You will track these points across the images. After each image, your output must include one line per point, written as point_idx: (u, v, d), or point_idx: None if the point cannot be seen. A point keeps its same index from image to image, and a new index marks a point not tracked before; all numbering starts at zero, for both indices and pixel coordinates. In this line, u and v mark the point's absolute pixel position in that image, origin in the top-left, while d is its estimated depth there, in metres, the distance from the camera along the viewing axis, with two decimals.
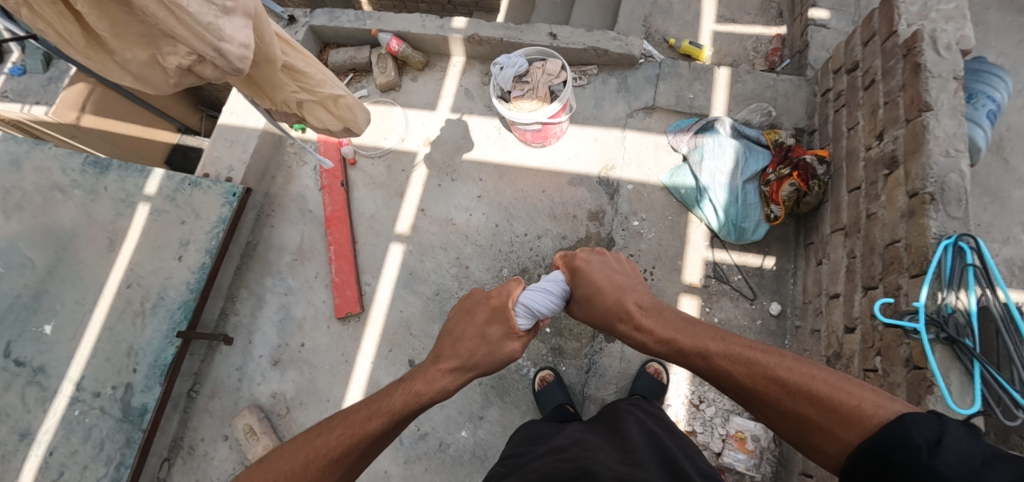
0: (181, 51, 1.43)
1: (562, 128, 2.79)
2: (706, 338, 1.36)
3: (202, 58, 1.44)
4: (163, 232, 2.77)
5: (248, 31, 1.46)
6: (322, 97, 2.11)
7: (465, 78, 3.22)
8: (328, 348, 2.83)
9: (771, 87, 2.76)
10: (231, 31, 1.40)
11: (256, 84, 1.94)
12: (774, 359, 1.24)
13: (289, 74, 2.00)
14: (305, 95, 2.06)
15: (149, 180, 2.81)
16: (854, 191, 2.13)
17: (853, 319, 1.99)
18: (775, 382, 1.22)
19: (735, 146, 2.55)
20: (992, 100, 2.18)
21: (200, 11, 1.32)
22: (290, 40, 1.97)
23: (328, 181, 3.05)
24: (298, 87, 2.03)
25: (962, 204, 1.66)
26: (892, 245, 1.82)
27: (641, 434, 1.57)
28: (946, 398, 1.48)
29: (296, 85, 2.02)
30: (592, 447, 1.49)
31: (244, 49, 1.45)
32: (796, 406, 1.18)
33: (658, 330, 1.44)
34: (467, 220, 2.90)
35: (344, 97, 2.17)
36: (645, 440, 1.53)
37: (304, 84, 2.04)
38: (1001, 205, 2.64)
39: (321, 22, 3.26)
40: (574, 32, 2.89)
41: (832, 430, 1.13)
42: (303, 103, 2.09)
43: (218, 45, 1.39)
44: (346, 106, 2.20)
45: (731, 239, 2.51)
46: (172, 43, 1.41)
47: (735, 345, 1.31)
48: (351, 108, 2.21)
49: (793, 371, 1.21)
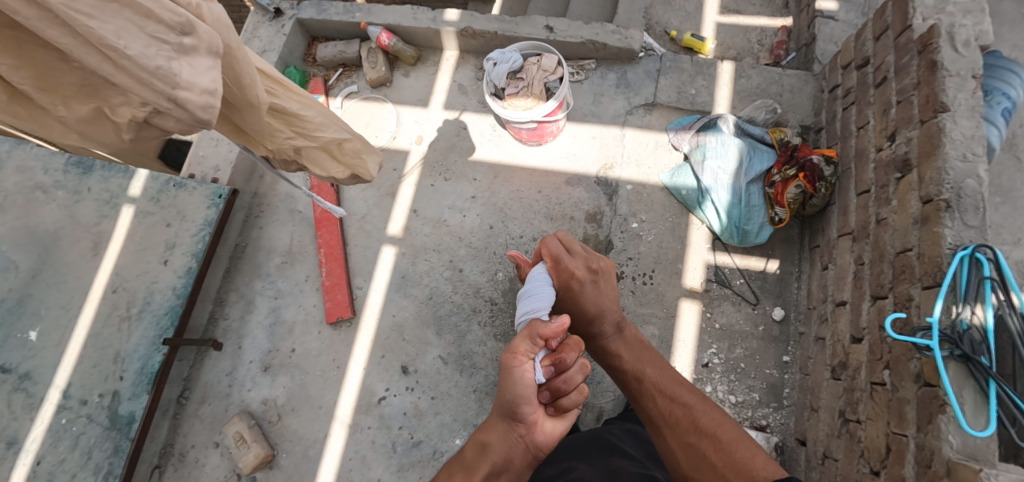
0: (134, 101, 1.20)
1: (559, 126, 2.69)
2: (648, 367, 1.69)
3: (159, 110, 1.20)
4: (148, 234, 2.70)
5: (214, 73, 1.23)
6: (322, 143, 1.96)
7: (458, 73, 3.12)
8: (319, 353, 2.76)
9: (776, 83, 2.67)
10: (189, 75, 1.18)
11: (245, 133, 1.78)
12: (694, 401, 1.50)
13: (283, 118, 1.83)
14: (301, 141, 1.90)
15: (132, 181, 2.74)
16: (863, 194, 2.04)
17: (860, 328, 1.91)
18: (689, 421, 1.45)
19: (739, 146, 2.46)
20: (1007, 97, 2.08)
21: (145, 53, 1.09)
22: (280, 79, 1.79)
23: (317, 181, 2.97)
24: (293, 133, 1.87)
25: (979, 212, 1.57)
26: (904, 253, 1.74)
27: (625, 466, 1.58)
28: (958, 418, 1.40)
29: (292, 131, 1.86)
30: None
31: (208, 96, 1.22)
32: (697, 442, 1.39)
33: (619, 353, 1.80)
34: (460, 221, 2.81)
35: (347, 141, 2.05)
36: (630, 473, 1.52)
37: (301, 129, 1.88)
38: (1013, 205, 2.55)
39: (309, 15, 3.16)
40: (571, 26, 2.78)
41: (725, 473, 1.29)
42: (300, 149, 1.95)
43: (173, 93, 1.16)
44: (350, 150, 2.07)
45: (733, 242, 2.43)
46: (122, 93, 1.19)
47: (670, 382, 1.60)
48: (356, 153, 2.11)
49: (705, 416, 1.44)
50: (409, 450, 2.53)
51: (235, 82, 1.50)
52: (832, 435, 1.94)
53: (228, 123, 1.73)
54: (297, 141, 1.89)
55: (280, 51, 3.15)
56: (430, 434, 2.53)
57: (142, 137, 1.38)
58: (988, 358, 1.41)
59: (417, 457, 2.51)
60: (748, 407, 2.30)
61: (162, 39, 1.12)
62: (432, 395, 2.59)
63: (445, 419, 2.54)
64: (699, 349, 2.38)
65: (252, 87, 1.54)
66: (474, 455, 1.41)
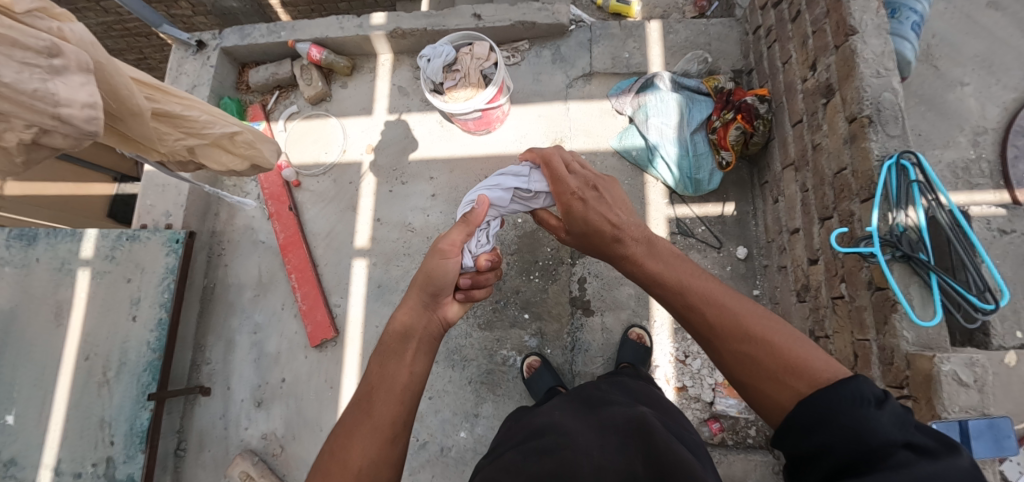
0: (18, 126, 1.21)
1: (503, 111, 2.71)
2: (684, 272, 1.36)
3: (46, 128, 1.25)
4: (111, 294, 2.60)
5: (90, 88, 1.28)
6: (213, 139, 1.90)
7: (396, 75, 3.10)
8: (310, 377, 2.75)
9: (703, 33, 2.75)
10: (66, 93, 1.24)
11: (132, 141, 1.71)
12: (739, 305, 1.22)
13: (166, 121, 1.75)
14: (193, 140, 1.83)
15: (83, 244, 2.60)
16: (797, 124, 2.14)
17: (815, 250, 2.01)
18: (738, 326, 1.19)
19: (677, 99, 2.53)
20: (916, 12, 2.18)
21: (19, 79, 1.17)
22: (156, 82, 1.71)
23: (275, 208, 2.93)
24: (182, 133, 1.80)
25: (898, 122, 1.69)
26: (840, 172, 1.84)
27: (614, 410, 1.55)
28: (909, 313, 1.51)
29: (180, 131, 1.79)
30: (572, 437, 1.42)
31: (90, 110, 1.28)
32: (745, 349, 1.16)
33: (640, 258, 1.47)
34: (425, 221, 2.82)
35: (240, 132, 1.97)
36: (626, 415, 1.48)
37: (189, 129, 1.81)
38: (938, 111, 2.71)
39: (233, 42, 3.09)
40: (497, 10, 2.79)
41: (780, 377, 1.10)
42: (194, 148, 1.88)
43: (56, 110, 1.23)
44: (245, 142, 2.01)
45: (689, 192, 2.51)
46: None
47: (708, 283, 1.30)
48: (251, 143, 2.04)
49: (752, 319, 1.19)
50: (417, 452, 2.51)
51: (111, 93, 1.47)
52: None
53: (112, 133, 1.68)
54: (188, 141, 1.83)
55: (211, 84, 3.07)
56: (434, 432, 2.52)
57: (33, 160, 1.38)
58: (926, 254, 1.52)
59: (426, 457, 2.50)
60: None
61: (34, 64, 1.20)
62: (429, 394, 2.57)
63: (446, 414, 2.53)
64: None
65: (132, 97, 1.51)
66: (396, 339, 1.45)
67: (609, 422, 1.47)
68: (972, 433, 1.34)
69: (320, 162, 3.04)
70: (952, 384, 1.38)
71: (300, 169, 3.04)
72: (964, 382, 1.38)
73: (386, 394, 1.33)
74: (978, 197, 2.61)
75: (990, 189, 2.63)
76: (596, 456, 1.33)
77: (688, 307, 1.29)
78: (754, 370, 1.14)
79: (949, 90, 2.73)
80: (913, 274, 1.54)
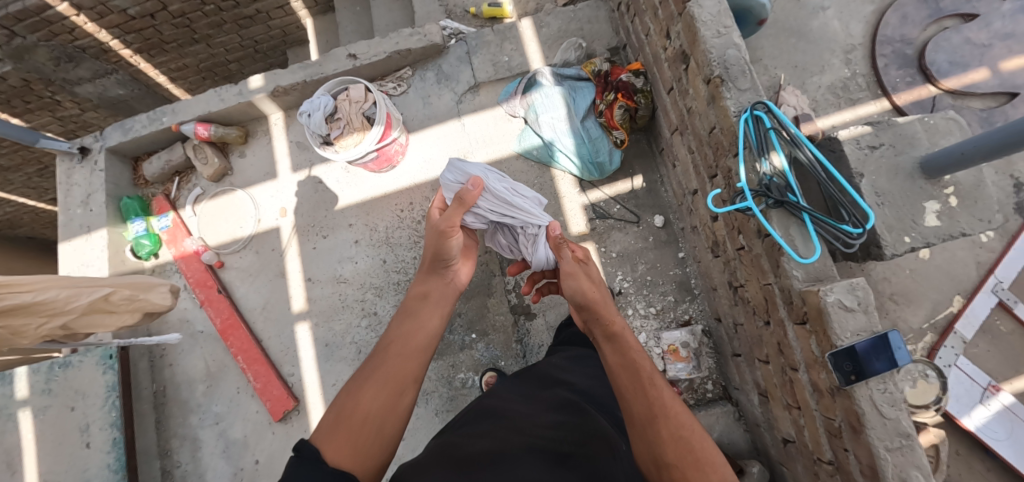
0: None
1: (400, 143, 2.71)
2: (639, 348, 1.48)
3: None
4: (58, 427, 2.55)
5: None
6: (82, 310, 1.98)
7: (291, 132, 3.05)
8: (283, 451, 2.73)
9: (573, 20, 2.80)
10: None
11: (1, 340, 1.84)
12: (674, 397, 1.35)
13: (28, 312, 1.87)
14: (59, 319, 1.92)
15: (16, 385, 2.58)
16: (671, 91, 2.21)
17: (713, 208, 2.09)
18: (668, 412, 1.31)
19: (561, 91, 2.56)
20: None
21: None
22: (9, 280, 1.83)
23: (204, 294, 2.87)
24: (47, 316, 1.89)
25: (747, 75, 1.77)
26: (712, 132, 1.92)
27: (558, 391, 1.67)
28: (791, 254, 1.59)
29: (45, 316, 1.89)
30: (514, 417, 1.55)
31: None
32: (670, 437, 1.27)
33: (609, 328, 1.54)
34: (354, 270, 2.81)
35: (111, 293, 2.05)
36: (564, 403, 1.57)
37: (54, 311, 1.91)
38: (807, 40, 2.83)
39: (117, 139, 2.99)
40: (370, 45, 2.79)
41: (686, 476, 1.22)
42: (68, 324, 1.97)
43: None
44: (122, 298, 2.09)
45: (595, 177, 2.57)
46: None
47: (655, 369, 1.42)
48: (130, 297, 2.11)
49: (680, 413, 1.32)
50: None
51: None
52: (732, 305, 2.14)
53: None
54: (53, 324, 1.91)
55: (105, 187, 2.95)
56: None
57: None
58: (795, 194, 1.61)
59: None
60: (668, 311, 2.48)
61: None
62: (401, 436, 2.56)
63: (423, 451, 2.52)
64: (609, 281, 2.54)
65: None
66: (417, 300, 1.71)
67: (552, 404, 1.59)
68: (867, 352, 1.42)
69: (236, 237, 2.97)
70: (839, 312, 1.46)
71: (219, 250, 2.98)
72: (849, 308, 1.46)
73: (407, 359, 1.48)
74: (861, 111, 2.74)
75: (871, 101, 2.76)
76: (527, 433, 1.44)
77: (647, 372, 1.40)
78: (677, 439, 1.27)
79: (812, 17, 2.85)
80: (791, 214, 1.62)
